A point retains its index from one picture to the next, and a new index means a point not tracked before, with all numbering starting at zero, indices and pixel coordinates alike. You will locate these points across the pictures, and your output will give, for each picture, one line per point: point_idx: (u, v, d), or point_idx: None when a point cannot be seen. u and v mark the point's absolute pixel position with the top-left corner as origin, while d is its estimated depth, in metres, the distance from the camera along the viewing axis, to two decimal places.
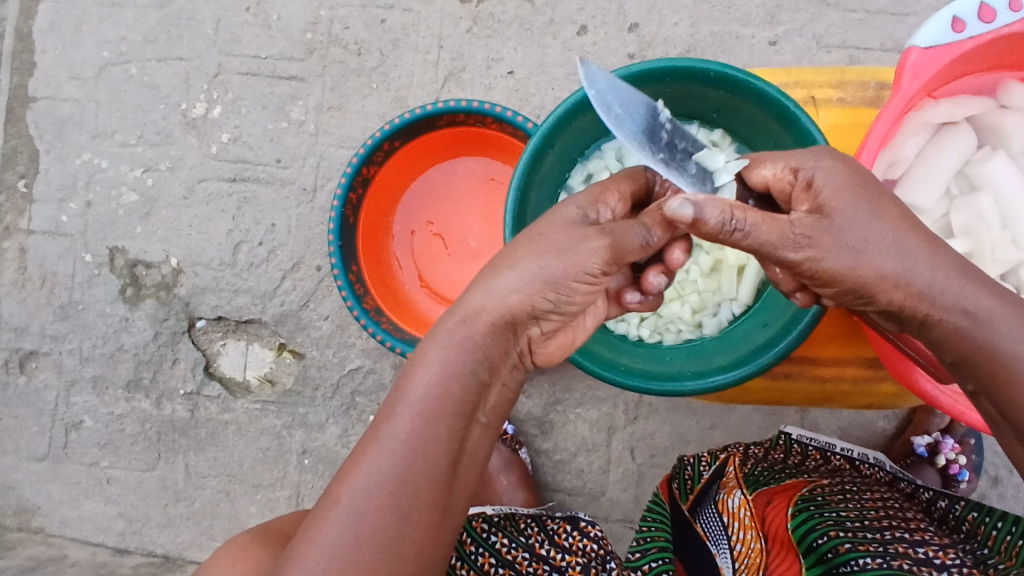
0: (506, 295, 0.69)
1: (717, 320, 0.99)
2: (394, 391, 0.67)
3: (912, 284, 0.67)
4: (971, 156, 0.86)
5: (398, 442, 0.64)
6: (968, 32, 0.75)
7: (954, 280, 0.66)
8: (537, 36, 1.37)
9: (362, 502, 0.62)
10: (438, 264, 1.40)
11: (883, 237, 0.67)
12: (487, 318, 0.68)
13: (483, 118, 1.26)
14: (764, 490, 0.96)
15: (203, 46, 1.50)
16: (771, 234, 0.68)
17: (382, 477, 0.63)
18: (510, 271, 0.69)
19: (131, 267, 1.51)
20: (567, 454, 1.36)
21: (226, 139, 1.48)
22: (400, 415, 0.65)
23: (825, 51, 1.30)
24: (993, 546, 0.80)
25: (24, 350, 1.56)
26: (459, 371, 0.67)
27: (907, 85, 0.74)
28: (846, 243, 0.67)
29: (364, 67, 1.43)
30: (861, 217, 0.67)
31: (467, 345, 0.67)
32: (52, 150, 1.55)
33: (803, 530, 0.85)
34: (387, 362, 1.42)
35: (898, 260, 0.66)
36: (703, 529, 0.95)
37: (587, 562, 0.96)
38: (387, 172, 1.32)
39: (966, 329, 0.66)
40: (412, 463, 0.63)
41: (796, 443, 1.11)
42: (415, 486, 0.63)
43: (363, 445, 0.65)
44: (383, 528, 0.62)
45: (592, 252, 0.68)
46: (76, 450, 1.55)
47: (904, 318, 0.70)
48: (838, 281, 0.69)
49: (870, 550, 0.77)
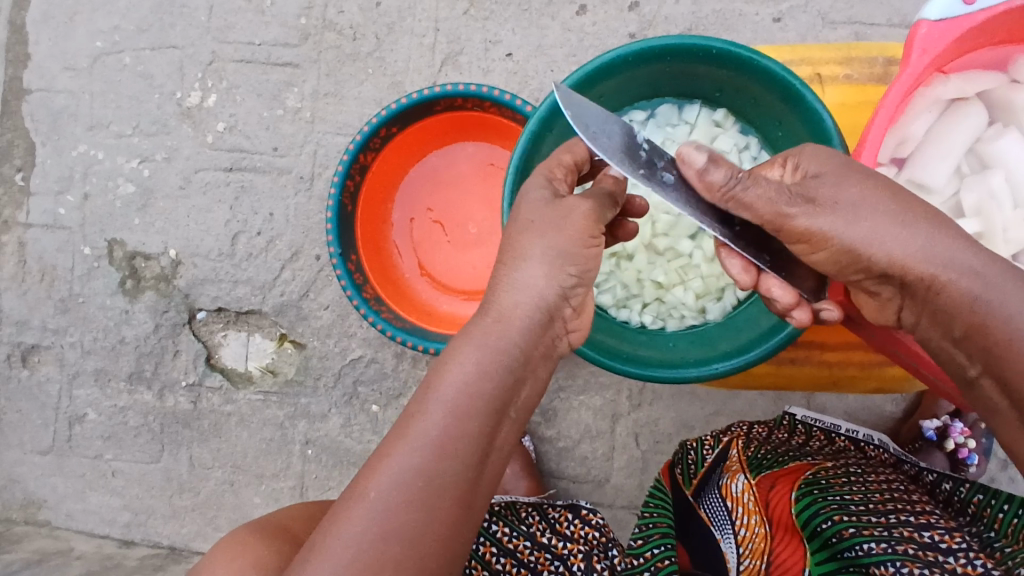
0: (532, 282, 0.69)
1: (722, 305, 0.96)
2: (425, 384, 0.66)
3: (912, 246, 0.65)
4: (982, 134, 0.83)
5: (426, 435, 0.62)
6: (978, 4, 0.72)
7: (956, 244, 0.65)
8: (535, 17, 1.34)
9: (389, 496, 0.60)
10: (439, 252, 1.38)
11: (882, 199, 0.67)
12: (521, 311, 0.68)
13: (481, 102, 1.23)
14: (768, 474, 0.94)
15: (196, 34, 1.47)
16: (768, 189, 0.67)
17: (411, 471, 0.60)
18: (526, 260, 0.70)
19: (130, 260, 1.50)
20: (570, 442, 1.35)
21: (221, 128, 1.46)
22: (430, 409, 0.63)
23: (831, 27, 1.26)
24: (1000, 529, 0.80)
25: (25, 344, 1.55)
26: (489, 365, 0.65)
27: (916, 60, 0.72)
28: (838, 202, 0.67)
29: (359, 52, 1.41)
30: (856, 181, 0.68)
31: (501, 343, 0.66)
32: (48, 143, 1.54)
33: (808, 514, 0.84)
34: (388, 351, 1.41)
35: (895, 219, 0.66)
36: (707, 513, 0.95)
37: (589, 549, 0.98)
38: (385, 159, 1.30)
39: (977, 292, 0.63)
40: (440, 458, 0.61)
41: (799, 424, 1.09)
42: (443, 483, 0.60)
43: (392, 438, 0.63)
44: (411, 523, 0.59)
45: (583, 217, 0.71)
46: (80, 443, 1.55)
47: (908, 287, 0.67)
48: (829, 242, 0.68)
49: (875, 534, 0.75)
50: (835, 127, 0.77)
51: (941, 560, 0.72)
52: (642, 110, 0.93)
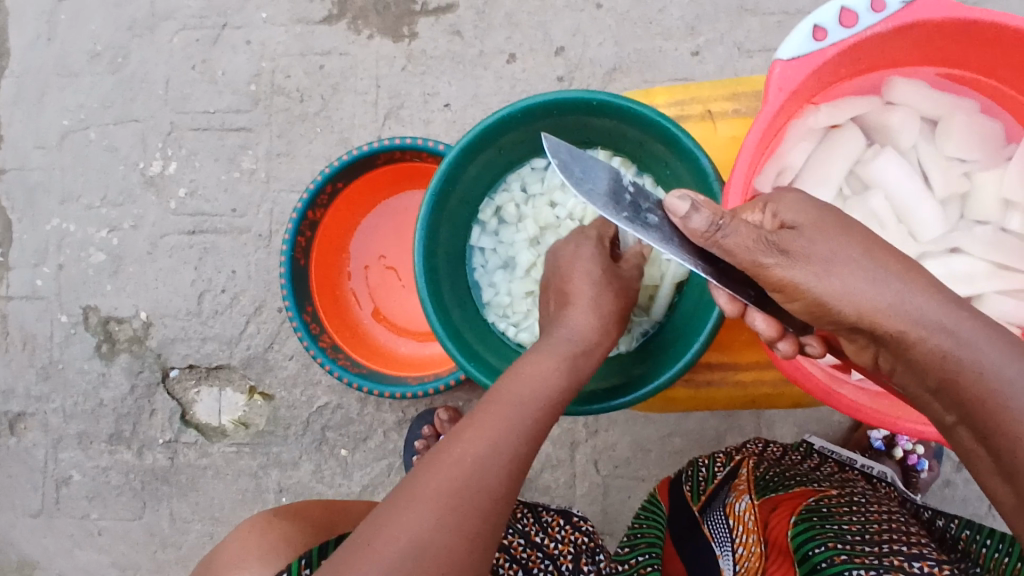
0: (592, 328, 0.82)
1: (632, 335, 0.99)
2: (509, 382, 0.74)
3: (881, 297, 0.60)
4: (861, 156, 0.86)
5: (519, 419, 0.70)
6: (829, 40, 0.75)
7: (930, 297, 0.59)
8: (468, 68, 1.41)
9: (488, 457, 0.65)
10: (393, 296, 1.44)
11: (853, 251, 0.62)
12: (581, 343, 0.80)
13: (419, 153, 1.30)
14: (772, 497, 0.98)
15: (156, 107, 1.56)
16: (744, 236, 0.64)
17: (504, 442, 0.67)
18: (591, 303, 0.83)
19: (105, 324, 1.56)
20: (532, 472, 1.38)
21: (183, 193, 1.53)
22: (519, 402, 0.71)
23: (747, 57, 1.32)
24: (983, 563, 0.86)
25: (11, 412, 1.61)
26: (570, 387, 0.76)
27: (774, 98, 0.75)
28: (809, 258, 0.62)
29: (307, 113, 1.48)
30: (829, 230, 0.63)
31: (570, 364, 0.77)
32: (24, 218, 1.62)
33: (802, 538, 0.87)
34: (352, 396, 1.46)
35: (866, 277, 0.61)
36: (709, 529, 1.00)
37: (577, 552, 1.05)
38: (334, 213, 1.36)
39: (947, 348, 0.57)
40: (525, 441, 0.68)
41: (816, 451, 1.19)
42: (523, 459, 0.68)
43: (482, 417, 0.69)
44: (496, 488, 0.64)
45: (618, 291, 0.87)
46: (67, 504, 1.60)
47: (879, 339, 0.62)
48: (803, 294, 0.63)
49: (864, 562, 0.79)
50: (711, 165, 0.82)
51: None
52: (542, 157, 1.01)
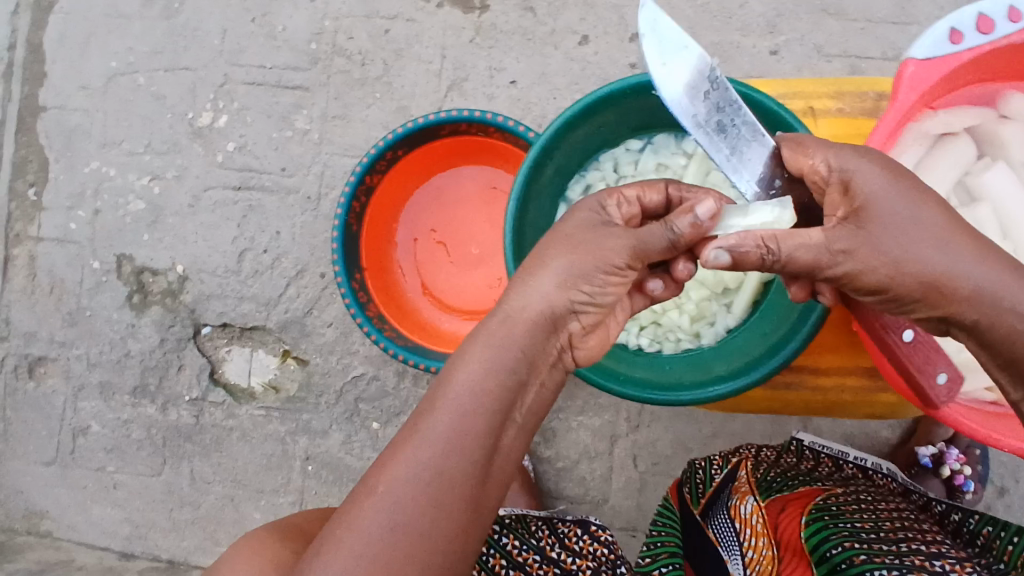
0: (544, 292, 0.70)
1: (715, 330, 0.99)
2: (434, 388, 0.67)
3: (959, 284, 0.64)
4: (971, 166, 0.88)
5: (436, 435, 0.63)
6: (965, 44, 0.76)
7: (1002, 276, 0.64)
8: (538, 46, 1.39)
9: (399, 491, 0.62)
10: (440, 271, 1.41)
11: (926, 240, 0.65)
12: (527, 314, 0.69)
13: (485, 127, 1.27)
14: (778, 497, 0.97)
15: (209, 57, 1.51)
16: (808, 254, 0.67)
17: (419, 468, 0.62)
18: (543, 272, 0.71)
19: (138, 275, 1.53)
20: (569, 462, 1.37)
21: (231, 148, 1.50)
22: (439, 411, 0.64)
23: (826, 60, 1.30)
24: (1009, 561, 0.82)
25: (33, 356, 1.57)
26: (508, 373, 0.67)
27: (904, 97, 0.76)
28: (888, 252, 0.65)
29: (367, 77, 1.45)
30: (903, 217, 0.65)
31: (506, 345, 0.68)
32: (61, 159, 1.58)
33: (817, 539, 0.86)
34: (390, 369, 1.43)
35: (943, 263, 0.64)
36: (715, 534, 0.97)
37: (597, 565, 1.01)
38: (390, 180, 1.33)
39: (1021, 327, 0.63)
40: (448, 457, 0.63)
41: (807, 450, 1.13)
42: (449, 479, 0.63)
43: (403, 438, 0.65)
44: (419, 525, 0.61)
45: (616, 247, 0.72)
46: (83, 455, 1.56)
47: (953, 323, 0.67)
48: (885, 289, 0.66)
49: (885, 562, 0.77)
50: None
51: None
52: (638, 139, 1.01)
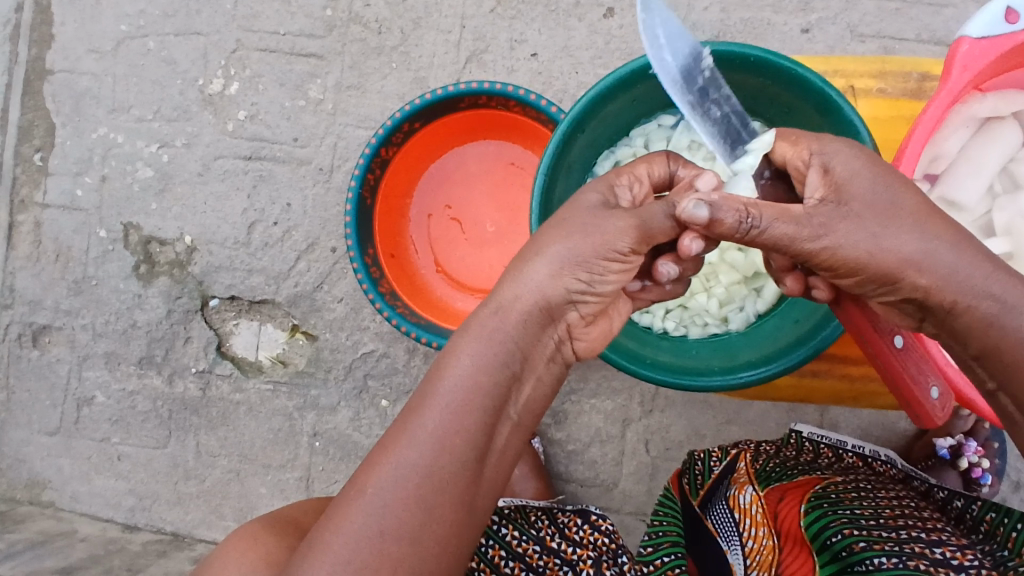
0: (538, 282, 0.67)
1: (744, 315, 0.96)
2: (423, 384, 0.65)
3: (936, 269, 0.63)
4: (1016, 153, 0.84)
5: (426, 433, 0.62)
6: (1021, 23, 0.73)
7: (979, 266, 0.63)
8: (562, 18, 1.34)
9: (387, 492, 0.60)
10: (455, 249, 1.38)
11: (906, 220, 0.63)
12: (520, 306, 0.67)
13: (506, 101, 1.23)
14: (776, 486, 0.94)
15: (222, 22, 1.47)
16: (786, 229, 0.64)
17: (408, 468, 0.61)
18: (539, 258, 0.68)
19: (146, 244, 1.50)
20: (580, 445, 1.35)
21: (243, 116, 1.46)
22: (429, 409, 0.63)
23: (859, 41, 1.26)
24: (1012, 548, 0.78)
25: (37, 324, 1.55)
26: (501, 370, 0.65)
27: (956, 77, 0.73)
28: (866, 228, 0.63)
29: (384, 46, 1.41)
30: (882, 202, 0.64)
31: (499, 338, 0.66)
32: (68, 124, 1.54)
33: (817, 526, 0.83)
34: (400, 346, 1.41)
35: (920, 243, 0.63)
36: (713, 524, 0.94)
37: (598, 555, 0.99)
38: (406, 153, 1.30)
39: (995, 315, 0.62)
40: (439, 456, 0.62)
41: (806, 442, 1.07)
42: (439, 479, 0.61)
43: (391, 437, 0.64)
44: (408, 527, 0.60)
45: (620, 231, 0.68)
46: (88, 425, 1.54)
47: (928, 307, 0.65)
48: (858, 270, 0.65)
49: (885, 549, 0.75)
50: (869, 139, 0.79)
51: None
52: (670, 114, 0.98)
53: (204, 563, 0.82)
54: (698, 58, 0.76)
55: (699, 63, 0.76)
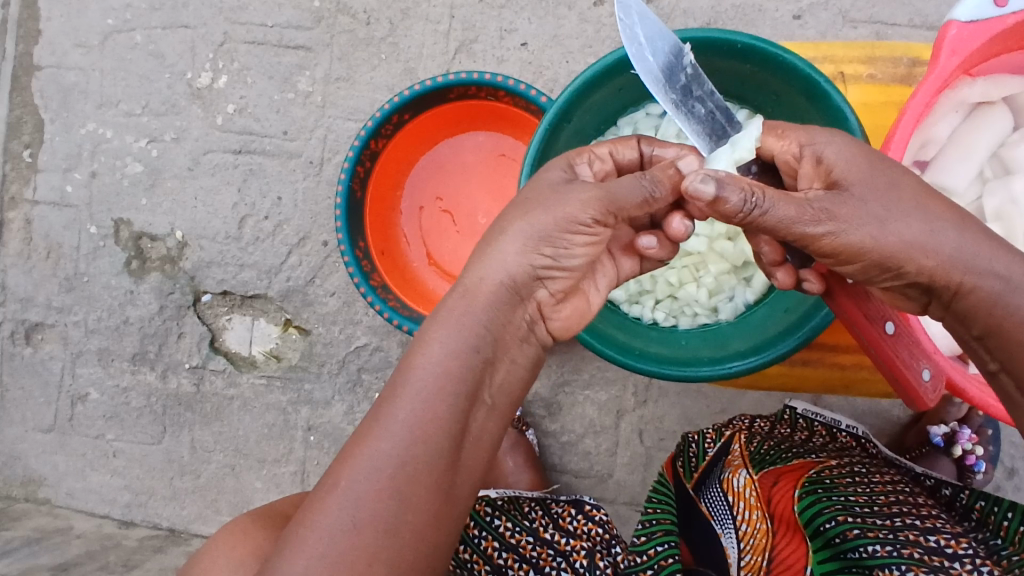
0: (507, 262, 0.67)
1: (734, 305, 0.96)
2: (394, 374, 0.65)
3: (940, 250, 0.62)
4: (1007, 138, 0.84)
5: (399, 423, 0.61)
6: (1010, 7, 0.73)
7: (982, 245, 0.62)
8: (551, 7, 1.33)
9: (361, 484, 0.60)
10: (445, 241, 1.36)
11: (907, 202, 0.63)
12: (487, 288, 0.67)
13: (495, 91, 1.22)
14: (771, 470, 0.93)
15: (209, 14, 1.46)
16: (789, 210, 0.63)
17: (382, 459, 0.61)
18: (504, 239, 0.68)
19: (137, 240, 1.49)
20: (574, 436, 1.35)
21: (232, 110, 1.45)
22: (400, 398, 0.62)
23: (851, 27, 1.25)
24: (1005, 537, 0.79)
25: (29, 322, 1.55)
26: (472, 355, 0.64)
27: (945, 61, 0.72)
28: (869, 211, 0.63)
29: (373, 37, 1.40)
30: (880, 186, 0.64)
31: (467, 322, 0.65)
32: (57, 120, 1.53)
33: (810, 513, 0.82)
34: (393, 340, 1.40)
35: (925, 224, 0.63)
36: (708, 508, 0.94)
37: (593, 545, 0.98)
38: (397, 144, 1.29)
39: (1000, 292, 0.62)
40: (412, 446, 0.61)
41: (800, 418, 1.09)
42: (415, 468, 0.61)
43: (363, 429, 0.63)
44: (384, 517, 0.60)
45: (580, 202, 0.68)
46: (82, 422, 1.54)
47: (933, 290, 0.65)
48: (859, 256, 0.63)
49: (880, 537, 0.74)
50: (858, 126, 0.78)
51: (947, 565, 0.71)
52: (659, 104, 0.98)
53: (193, 560, 0.82)
54: (682, 55, 0.77)
55: (683, 59, 0.77)
